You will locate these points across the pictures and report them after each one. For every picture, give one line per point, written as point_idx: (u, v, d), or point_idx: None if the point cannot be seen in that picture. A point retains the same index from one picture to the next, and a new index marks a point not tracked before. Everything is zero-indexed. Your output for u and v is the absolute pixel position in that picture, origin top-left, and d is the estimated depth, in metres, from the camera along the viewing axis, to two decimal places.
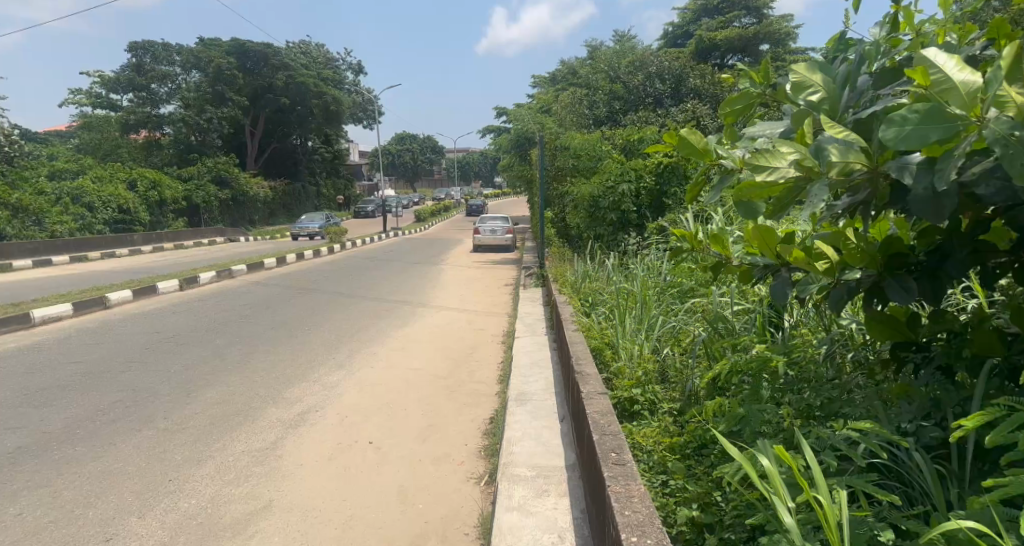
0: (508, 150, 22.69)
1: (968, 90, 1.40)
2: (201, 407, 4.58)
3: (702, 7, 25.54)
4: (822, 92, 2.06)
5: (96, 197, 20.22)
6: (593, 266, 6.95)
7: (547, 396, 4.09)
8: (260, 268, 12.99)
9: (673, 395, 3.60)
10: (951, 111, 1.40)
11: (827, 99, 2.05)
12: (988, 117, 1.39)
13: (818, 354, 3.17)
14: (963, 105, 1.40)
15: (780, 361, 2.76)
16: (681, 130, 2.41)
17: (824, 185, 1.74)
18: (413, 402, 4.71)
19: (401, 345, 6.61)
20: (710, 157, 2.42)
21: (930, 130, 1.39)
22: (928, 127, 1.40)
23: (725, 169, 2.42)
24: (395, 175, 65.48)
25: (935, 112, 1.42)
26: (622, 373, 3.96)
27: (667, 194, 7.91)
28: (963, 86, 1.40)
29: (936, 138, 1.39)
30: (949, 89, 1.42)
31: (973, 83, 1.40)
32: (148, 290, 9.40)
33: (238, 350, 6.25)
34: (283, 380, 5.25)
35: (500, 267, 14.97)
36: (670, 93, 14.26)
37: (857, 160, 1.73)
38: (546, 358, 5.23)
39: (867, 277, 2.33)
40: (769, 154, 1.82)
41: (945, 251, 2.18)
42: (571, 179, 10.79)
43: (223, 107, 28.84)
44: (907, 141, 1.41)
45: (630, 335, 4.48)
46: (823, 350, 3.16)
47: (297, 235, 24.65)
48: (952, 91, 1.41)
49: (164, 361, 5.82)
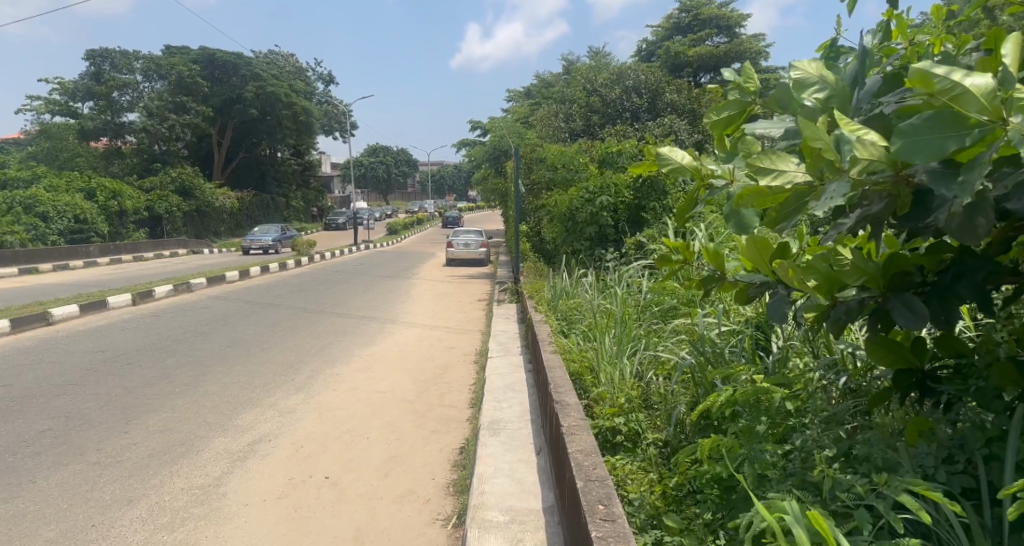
0: (483, 162, 22.44)
1: (984, 93, 1.13)
2: (140, 436, 4.14)
3: (674, 25, 25.77)
4: (826, 88, 1.73)
5: (51, 206, 19.40)
6: (570, 283, 6.68)
7: (522, 424, 3.78)
8: (221, 281, 12.45)
9: (658, 424, 3.34)
10: (968, 116, 1.14)
11: (833, 96, 1.71)
12: (1016, 122, 1.12)
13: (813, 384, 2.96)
14: (982, 109, 1.13)
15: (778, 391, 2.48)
16: (662, 147, 2.19)
17: (844, 183, 1.42)
18: (376, 430, 4.34)
19: (368, 365, 6.24)
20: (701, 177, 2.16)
21: (946, 140, 1.14)
22: (943, 135, 1.15)
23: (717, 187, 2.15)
24: (368, 187, 64.81)
25: (948, 116, 1.16)
26: (604, 399, 3.69)
27: (646, 209, 7.68)
28: (980, 91, 1.13)
29: (956, 147, 1.13)
30: (962, 93, 1.14)
31: (986, 85, 1.13)
32: (97, 305, 8.84)
33: (189, 370, 5.81)
34: (235, 405, 4.84)
35: (473, 281, 14.66)
36: (647, 107, 14.03)
37: (882, 157, 1.39)
38: (521, 380, 4.91)
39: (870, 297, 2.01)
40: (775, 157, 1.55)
41: (960, 270, 1.87)
42: (546, 192, 10.57)
43: (185, 115, 28.34)
44: (919, 155, 1.16)
45: (611, 356, 4.21)
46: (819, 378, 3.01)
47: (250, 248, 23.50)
48: (965, 95, 1.13)
49: (105, 383, 5.35)
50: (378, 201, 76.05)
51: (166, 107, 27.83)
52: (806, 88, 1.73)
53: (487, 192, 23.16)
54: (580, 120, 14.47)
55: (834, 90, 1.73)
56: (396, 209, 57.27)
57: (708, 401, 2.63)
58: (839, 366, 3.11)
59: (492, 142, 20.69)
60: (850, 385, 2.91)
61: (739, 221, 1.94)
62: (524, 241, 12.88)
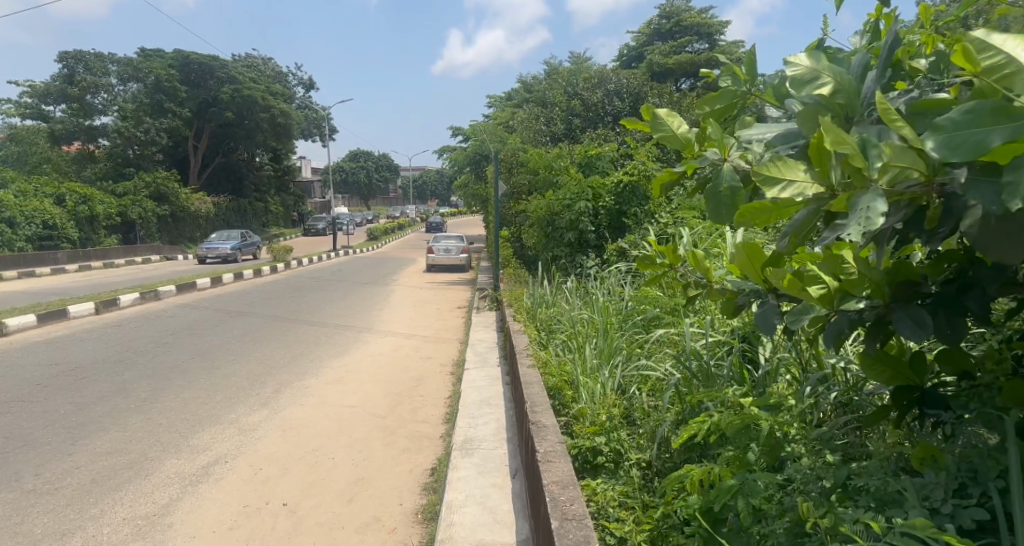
0: (464, 166, 22.19)
1: None
2: (84, 459, 3.81)
3: (655, 31, 25.79)
4: (832, 83, 1.49)
5: (18, 212, 18.78)
6: (550, 290, 6.47)
7: (497, 444, 3.54)
8: (191, 289, 12.02)
9: (641, 443, 3.13)
10: (1014, 106, 1.00)
11: (840, 92, 1.47)
12: None
13: (805, 405, 2.78)
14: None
15: (769, 418, 2.25)
16: (659, 109, 1.95)
17: (876, 194, 1.23)
18: (343, 449, 4.07)
19: (339, 377, 5.96)
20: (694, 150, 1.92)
21: (988, 132, 0.99)
22: (983, 128, 1.00)
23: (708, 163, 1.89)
24: (349, 192, 64.18)
25: (993, 109, 1.01)
26: (583, 416, 3.46)
27: (627, 214, 7.52)
28: None
29: (1002, 142, 0.97)
30: None
31: None
32: (56, 314, 8.42)
33: (147, 385, 5.48)
34: (193, 422, 4.53)
35: (453, 288, 14.39)
36: (629, 111, 13.85)
37: (912, 166, 1.21)
38: (498, 394, 4.68)
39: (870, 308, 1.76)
40: (781, 164, 1.37)
41: (966, 283, 1.67)
42: (527, 196, 10.37)
43: (162, 118, 27.75)
44: (958, 151, 1.01)
45: (592, 371, 4.00)
46: (811, 395, 2.84)
47: (206, 257, 21.46)
48: None
49: (54, 399, 5.00)
50: (358, 206, 75.28)
51: (141, 111, 27.23)
52: (809, 85, 1.48)
53: (468, 196, 22.84)
54: (561, 123, 14.30)
55: (840, 86, 1.48)
56: (377, 214, 56.61)
57: (691, 425, 2.42)
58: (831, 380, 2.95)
59: (473, 146, 20.47)
60: (842, 400, 2.73)
61: (717, 206, 1.77)
62: (506, 246, 12.60)
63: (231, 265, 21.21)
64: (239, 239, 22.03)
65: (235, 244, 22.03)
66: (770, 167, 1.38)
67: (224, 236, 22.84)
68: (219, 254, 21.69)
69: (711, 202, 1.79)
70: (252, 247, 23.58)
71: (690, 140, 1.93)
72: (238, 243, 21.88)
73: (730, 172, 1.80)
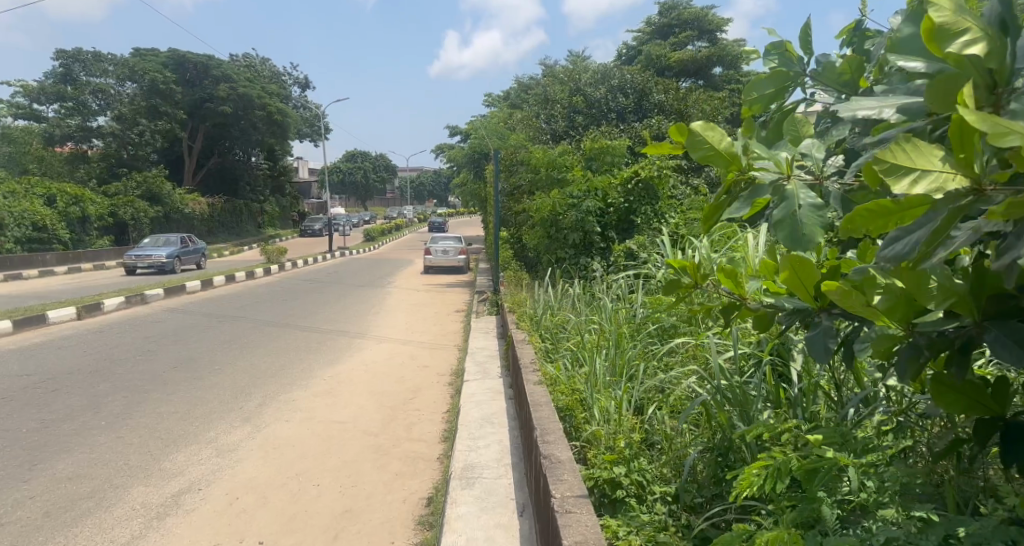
0: (463, 164, 21.85)
1: None
2: (40, 487, 3.39)
3: (655, 29, 25.49)
4: (985, 38, 0.97)
5: (6, 213, 18.32)
6: (554, 296, 6.08)
7: (501, 473, 3.15)
8: (180, 292, 11.62)
9: (666, 473, 2.78)
10: None
11: (995, 53, 0.97)
12: None
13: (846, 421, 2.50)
14: None
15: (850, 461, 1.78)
16: (693, 124, 1.55)
17: None
18: (330, 473, 3.69)
19: (329, 389, 5.57)
20: (738, 165, 1.58)
21: None
22: None
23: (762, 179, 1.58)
24: (346, 193, 63.84)
25: None
26: (598, 439, 3.08)
27: (636, 213, 7.17)
28: None
29: None
30: None
31: None
32: (34, 320, 8.02)
33: (121, 398, 5.09)
34: (167, 442, 4.14)
35: (451, 290, 14.01)
36: (634, 108, 13.34)
37: None
38: (501, 409, 4.31)
39: (961, 331, 1.22)
40: (909, 145, 0.93)
41: None
42: (529, 196, 10.01)
43: (158, 120, 27.33)
44: None
45: (605, 388, 3.60)
46: (851, 417, 2.53)
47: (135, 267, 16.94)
48: None
49: (19, 414, 4.62)
50: (355, 206, 74.85)
51: (137, 111, 26.78)
52: (954, 38, 0.96)
53: (467, 195, 22.48)
54: (563, 121, 13.92)
55: (995, 42, 0.97)
56: (375, 214, 56.18)
57: (750, 477, 1.80)
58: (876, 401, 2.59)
59: (472, 144, 20.09)
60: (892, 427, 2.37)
61: (792, 232, 1.42)
62: (506, 248, 12.23)
63: (162, 277, 16.60)
64: (179, 243, 17.54)
65: (171, 251, 17.39)
66: (895, 149, 0.93)
67: (157, 241, 18.11)
68: (151, 262, 17.13)
69: (785, 230, 1.44)
70: (195, 256, 18.86)
71: (736, 153, 1.58)
72: (176, 250, 17.26)
73: (802, 194, 1.48)
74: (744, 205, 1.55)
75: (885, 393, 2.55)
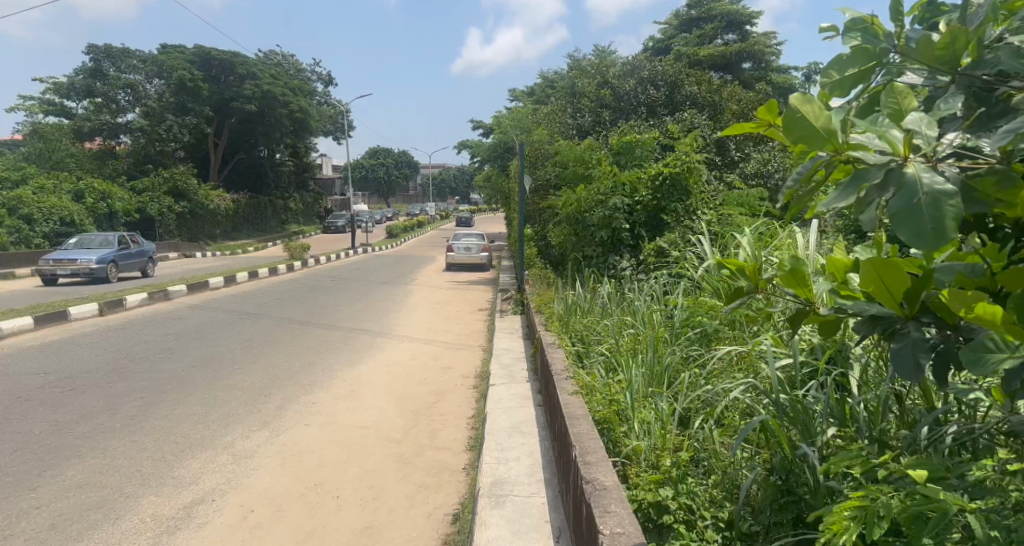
0: (486, 160, 21.64)
1: None
2: (48, 495, 3.24)
3: (681, 21, 25.03)
4: None
5: (36, 208, 18.54)
6: (584, 296, 5.82)
7: (534, 489, 2.91)
8: (202, 288, 11.59)
9: (718, 496, 2.52)
10: None
11: None
12: None
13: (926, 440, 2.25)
14: None
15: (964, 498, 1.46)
16: (792, 98, 1.42)
17: None
18: (350, 484, 3.48)
19: (351, 391, 5.39)
20: (834, 144, 1.42)
21: None
22: None
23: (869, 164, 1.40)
24: (369, 190, 64.07)
25: None
26: (640, 455, 2.83)
27: (666, 210, 6.87)
28: None
29: None
30: None
31: None
32: (56, 316, 7.99)
33: (139, 398, 4.96)
34: (182, 447, 3.97)
35: (473, 288, 13.80)
36: (664, 101, 12.92)
37: None
38: (531, 417, 4.06)
39: None
40: None
41: None
42: (555, 191, 9.74)
43: (185, 117, 27.60)
44: None
45: (644, 397, 3.35)
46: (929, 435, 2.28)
47: (52, 271, 13.10)
48: None
49: (35, 414, 4.51)
50: (378, 202, 75.29)
51: (165, 108, 27.02)
52: None
53: (491, 191, 22.25)
54: (589, 115, 13.59)
55: None
56: (396, 210, 56.28)
57: (844, 522, 1.50)
58: (948, 421, 2.49)
59: (497, 139, 19.83)
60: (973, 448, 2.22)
61: (918, 223, 1.19)
62: (531, 246, 12.02)
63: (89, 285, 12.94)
64: (119, 244, 13.97)
65: (105, 253, 13.75)
66: None
67: (89, 240, 14.38)
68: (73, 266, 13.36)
69: (903, 221, 1.21)
70: (141, 260, 15.17)
71: (835, 130, 1.44)
72: (110, 254, 13.62)
73: (928, 181, 1.25)
74: (845, 194, 1.38)
75: (956, 409, 2.49)
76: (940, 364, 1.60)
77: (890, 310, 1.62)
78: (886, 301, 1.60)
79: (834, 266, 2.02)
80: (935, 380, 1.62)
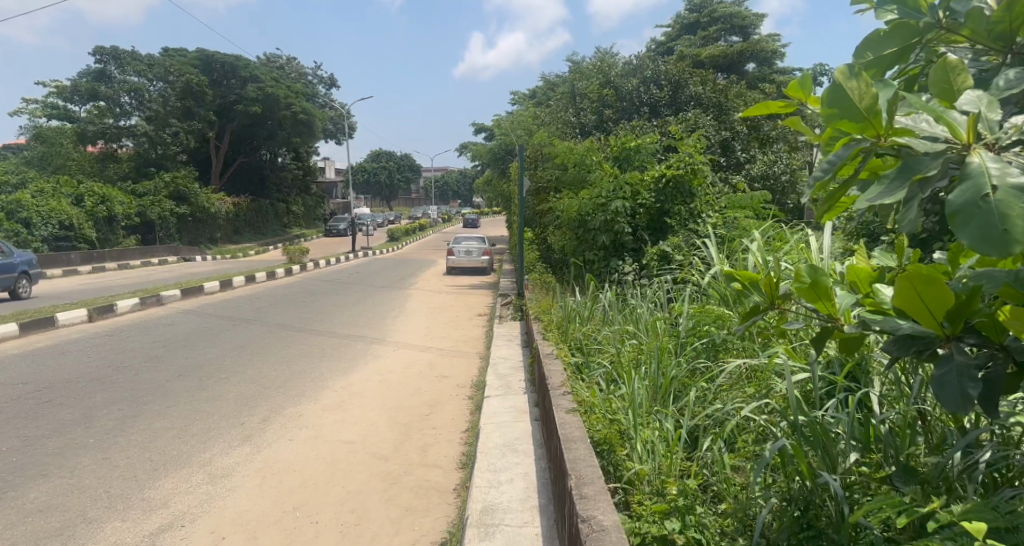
0: (487, 162, 21.44)
1: None
2: (4, 520, 3.01)
3: (683, 23, 24.91)
4: None
5: (35, 212, 18.35)
6: (584, 302, 5.61)
7: (526, 519, 2.66)
8: (197, 293, 11.36)
9: (729, 529, 2.27)
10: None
11: None
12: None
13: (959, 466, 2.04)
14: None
15: None
16: None
17: None
18: (331, 507, 3.24)
19: (341, 401, 5.17)
20: None
21: None
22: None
23: (919, 154, 1.20)
24: (372, 193, 64.05)
25: None
26: (643, 480, 2.58)
27: (669, 213, 6.64)
28: None
29: None
30: None
31: None
32: (42, 323, 7.76)
33: (118, 411, 4.74)
34: (156, 465, 3.74)
35: (473, 292, 13.57)
36: (668, 101, 12.73)
37: None
38: (528, 433, 3.82)
39: None
40: None
41: None
42: (556, 194, 9.54)
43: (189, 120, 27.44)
44: None
45: (647, 416, 3.10)
46: (961, 461, 2.06)
47: None
48: None
49: (6, 428, 4.28)
50: (381, 204, 75.04)
51: (168, 112, 26.85)
52: None
53: (492, 194, 22.06)
54: (591, 116, 13.35)
55: None
56: (399, 214, 56.18)
57: None
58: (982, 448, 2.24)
59: (498, 141, 19.64)
60: (1010, 476, 2.00)
61: (984, 218, 0.99)
62: (531, 249, 11.78)
63: None
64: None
65: None
66: None
67: None
68: None
69: (969, 220, 1.01)
70: (10, 277, 11.03)
71: None
72: None
73: (993, 170, 1.05)
74: (892, 189, 1.19)
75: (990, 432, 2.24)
76: (988, 393, 1.33)
77: (927, 330, 1.36)
78: (923, 317, 1.34)
79: (857, 276, 1.76)
80: (987, 413, 1.34)
